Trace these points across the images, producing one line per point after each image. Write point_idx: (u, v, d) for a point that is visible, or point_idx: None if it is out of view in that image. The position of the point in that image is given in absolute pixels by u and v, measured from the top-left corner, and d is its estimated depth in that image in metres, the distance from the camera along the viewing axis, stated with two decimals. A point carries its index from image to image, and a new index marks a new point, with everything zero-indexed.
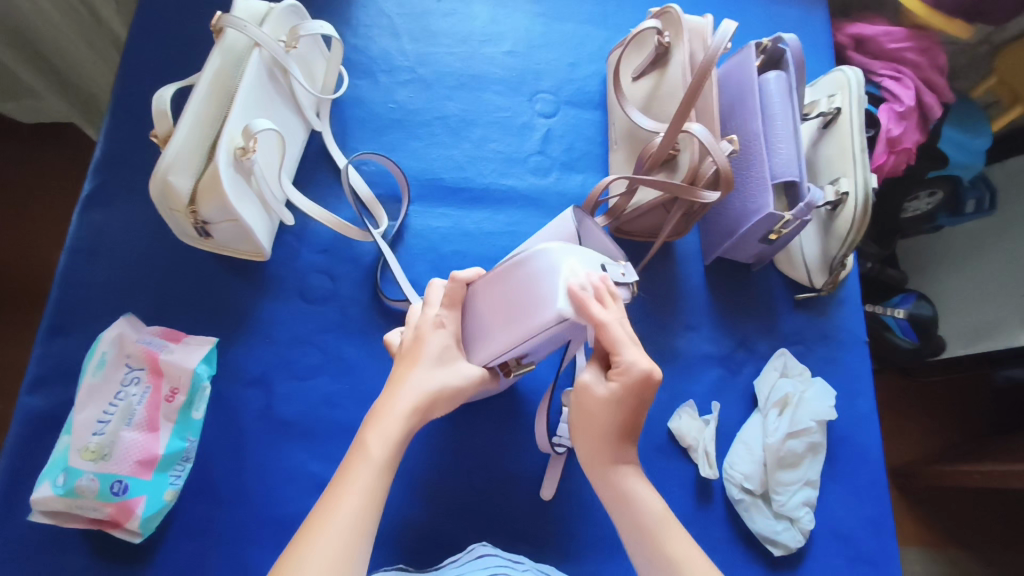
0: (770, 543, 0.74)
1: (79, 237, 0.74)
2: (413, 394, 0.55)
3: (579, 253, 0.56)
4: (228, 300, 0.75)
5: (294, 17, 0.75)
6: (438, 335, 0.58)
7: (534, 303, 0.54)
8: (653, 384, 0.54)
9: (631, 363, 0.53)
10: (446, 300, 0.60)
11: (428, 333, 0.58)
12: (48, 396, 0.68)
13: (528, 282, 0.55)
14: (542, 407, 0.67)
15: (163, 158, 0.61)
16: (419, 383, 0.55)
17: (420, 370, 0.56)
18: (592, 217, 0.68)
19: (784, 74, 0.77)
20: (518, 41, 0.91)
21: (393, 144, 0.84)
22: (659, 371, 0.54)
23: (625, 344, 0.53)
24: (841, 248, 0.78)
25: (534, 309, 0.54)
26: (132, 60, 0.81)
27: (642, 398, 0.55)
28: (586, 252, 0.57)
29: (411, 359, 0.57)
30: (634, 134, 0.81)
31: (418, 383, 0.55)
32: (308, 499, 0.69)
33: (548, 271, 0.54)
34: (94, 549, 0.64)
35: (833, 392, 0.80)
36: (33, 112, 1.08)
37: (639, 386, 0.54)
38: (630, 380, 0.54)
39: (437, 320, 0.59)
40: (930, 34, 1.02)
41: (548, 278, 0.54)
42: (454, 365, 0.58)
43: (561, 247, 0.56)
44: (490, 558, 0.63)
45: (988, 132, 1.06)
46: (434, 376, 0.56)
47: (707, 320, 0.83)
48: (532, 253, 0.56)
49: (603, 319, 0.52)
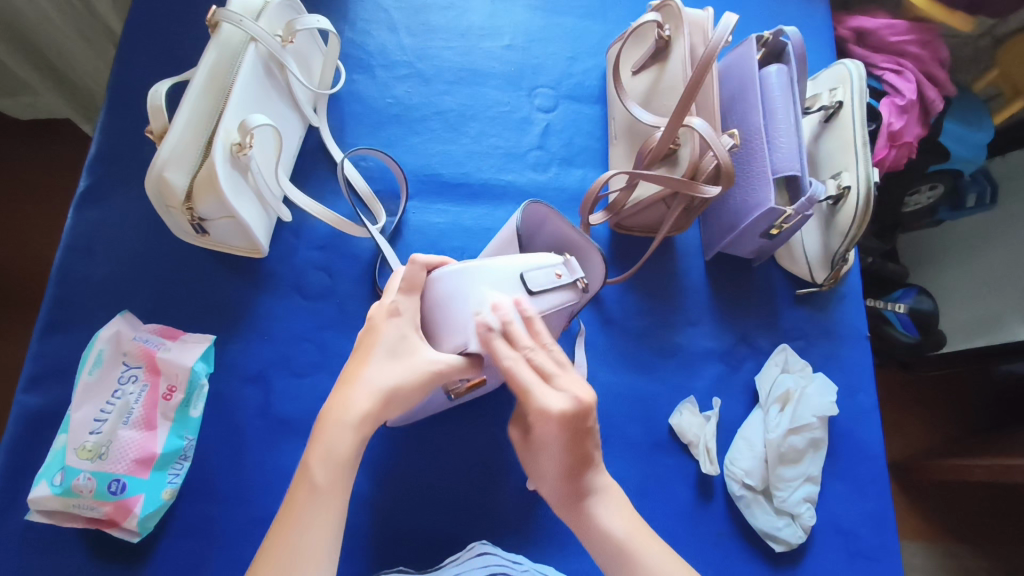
0: (771, 539, 0.74)
1: (75, 234, 0.73)
2: (367, 392, 0.52)
3: (486, 269, 0.57)
4: (226, 296, 0.74)
5: (291, 11, 0.74)
6: (394, 324, 0.55)
7: (452, 325, 0.56)
8: (578, 418, 0.52)
9: (540, 410, 0.51)
10: (404, 286, 0.57)
11: (383, 323, 0.55)
12: (45, 394, 0.68)
13: (439, 304, 0.57)
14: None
15: (159, 154, 0.61)
16: (373, 380, 0.52)
17: (374, 364, 0.53)
18: (545, 214, 0.68)
19: (785, 67, 0.76)
20: (517, 35, 0.90)
21: (391, 139, 0.83)
22: (582, 402, 0.52)
23: (536, 384, 0.52)
24: (843, 243, 0.77)
25: (456, 323, 0.56)
26: (127, 55, 0.80)
27: (577, 432, 0.53)
28: (496, 264, 0.58)
29: (364, 353, 0.54)
30: (633, 127, 0.80)
31: (373, 380, 0.52)
32: None
33: (457, 288, 0.57)
34: (92, 548, 0.64)
35: (833, 387, 0.79)
36: (30, 108, 1.07)
37: (557, 425, 0.52)
38: (547, 423, 0.52)
39: (393, 307, 0.56)
40: (932, 27, 1.01)
41: (459, 296, 0.56)
42: (411, 357, 0.54)
43: (465, 266, 0.57)
44: (487, 558, 0.62)
45: (989, 126, 1.06)
46: (388, 371, 0.53)
47: (707, 315, 0.83)
48: (437, 276, 0.58)
49: (509, 363, 0.52)
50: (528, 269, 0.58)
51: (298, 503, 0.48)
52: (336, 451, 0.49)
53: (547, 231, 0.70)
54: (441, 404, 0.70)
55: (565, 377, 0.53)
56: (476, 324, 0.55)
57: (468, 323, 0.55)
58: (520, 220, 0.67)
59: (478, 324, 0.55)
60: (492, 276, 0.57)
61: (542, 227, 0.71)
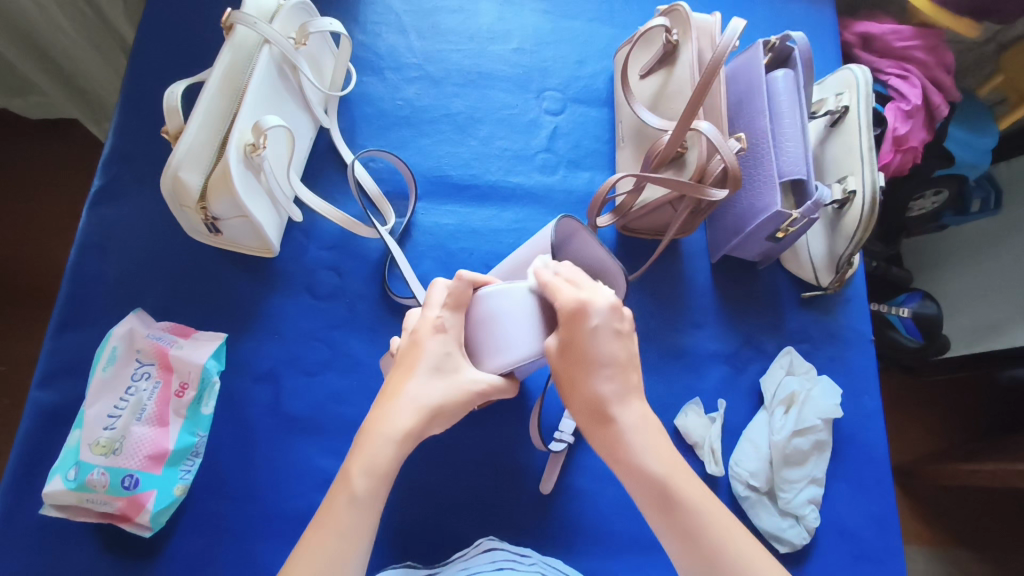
0: (776, 540, 0.74)
1: (89, 233, 0.74)
2: (410, 407, 0.52)
3: (530, 289, 0.58)
4: (236, 296, 0.75)
5: (304, 13, 0.75)
6: (439, 340, 0.55)
7: (499, 346, 0.57)
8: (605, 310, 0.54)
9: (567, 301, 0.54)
10: (450, 301, 0.57)
11: (427, 338, 0.55)
12: (59, 390, 0.69)
13: (484, 325, 0.58)
14: (534, 406, 0.68)
15: (175, 154, 0.62)
16: (416, 396, 0.53)
17: (419, 380, 0.53)
18: (581, 229, 0.67)
19: (791, 72, 0.77)
20: (526, 38, 0.91)
21: (400, 141, 0.84)
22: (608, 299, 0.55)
23: (563, 288, 0.55)
24: (848, 247, 0.78)
25: (503, 345, 0.57)
26: (140, 56, 0.81)
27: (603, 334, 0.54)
28: (538, 285, 0.59)
29: (407, 367, 0.54)
30: (641, 131, 0.80)
31: (417, 395, 0.53)
32: (316, 493, 0.69)
33: (505, 313, 0.58)
34: (104, 542, 0.65)
35: (838, 391, 0.80)
36: (40, 107, 1.08)
37: (585, 316, 0.54)
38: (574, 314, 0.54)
39: (439, 322, 0.56)
40: (937, 33, 1.02)
41: (508, 319, 0.58)
42: (455, 375, 0.55)
43: (511, 287, 0.58)
44: (497, 553, 0.63)
45: (994, 131, 1.07)
46: (431, 389, 0.53)
47: (713, 317, 0.84)
48: (485, 295, 0.58)
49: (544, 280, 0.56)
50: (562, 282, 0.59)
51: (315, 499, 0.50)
52: (349, 464, 0.50)
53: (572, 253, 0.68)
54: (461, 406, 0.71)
55: (591, 284, 0.57)
56: (525, 347, 0.57)
57: (515, 345, 0.57)
58: (552, 235, 0.66)
59: (530, 348, 0.57)
60: (536, 297, 0.58)
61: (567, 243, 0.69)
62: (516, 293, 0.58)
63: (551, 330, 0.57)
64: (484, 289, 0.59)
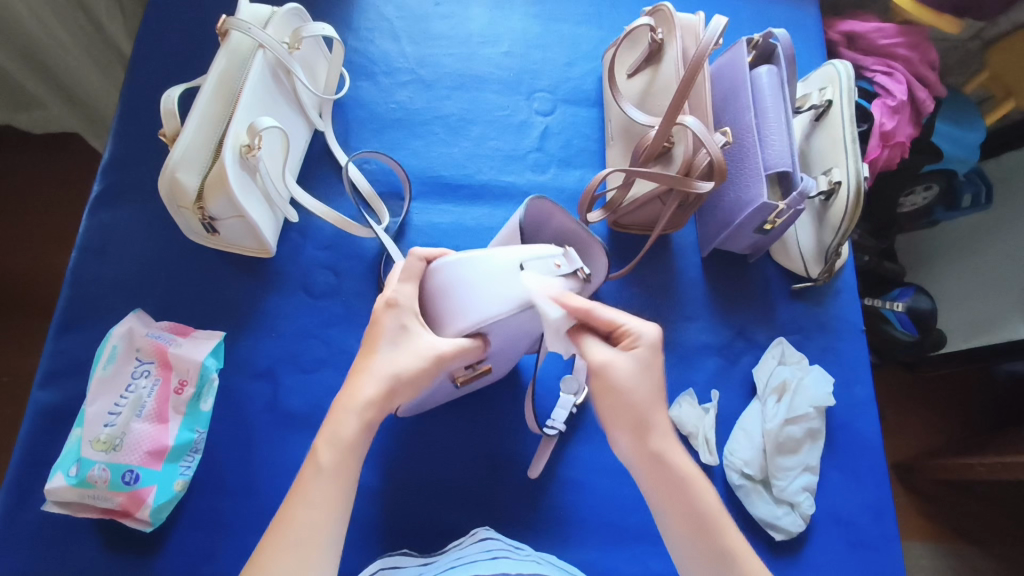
0: (771, 528, 0.74)
1: (89, 235, 0.76)
2: (373, 379, 0.54)
3: (485, 256, 0.58)
4: (232, 295, 0.76)
5: (296, 19, 0.77)
6: (394, 315, 0.57)
7: (456, 311, 0.57)
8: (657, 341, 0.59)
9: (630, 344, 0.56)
10: (402, 275, 0.59)
11: (385, 314, 0.57)
12: (61, 390, 0.70)
13: (441, 294, 0.58)
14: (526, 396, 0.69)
15: (171, 156, 0.64)
16: (380, 367, 0.55)
17: (381, 355, 0.56)
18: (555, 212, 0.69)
19: (775, 68, 0.79)
20: (516, 42, 0.93)
21: (393, 143, 0.86)
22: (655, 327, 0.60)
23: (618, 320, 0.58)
24: (835, 237, 0.79)
25: (461, 311, 0.57)
26: (138, 64, 0.83)
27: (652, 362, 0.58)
28: (492, 253, 0.58)
29: (369, 346, 0.56)
30: (629, 129, 0.82)
31: (380, 368, 0.55)
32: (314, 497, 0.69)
33: (458, 280, 0.57)
34: (105, 539, 0.66)
35: (830, 378, 0.80)
36: (43, 123, 1.11)
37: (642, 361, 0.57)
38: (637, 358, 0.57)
39: (393, 297, 0.58)
40: (920, 30, 1.04)
41: (462, 283, 0.57)
42: (414, 343, 0.56)
43: (464, 255, 0.58)
44: (492, 541, 0.64)
45: (981, 126, 1.09)
46: (394, 359, 0.55)
47: (705, 310, 0.85)
48: (439, 266, 0.59)
49: (586, 306, 0.57)
50: (528, 257, 0.58)
51: (303, 487, 0.51)
52: (335, 437, 0.52)
53: (550, 232, 0.72)
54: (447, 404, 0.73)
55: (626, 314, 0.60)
56: (480, 309, 0.56)
57: (470, 309, 0.56)
58: (524, 215, 0.68)
59: (482, 310, 0.56)
60: (492, 265, 0.57)
61: (545, 225, 0.71)
62: (469, 259, 0.57)
63: (507, 296, 0.55)
64: (438, 262, 0.59)
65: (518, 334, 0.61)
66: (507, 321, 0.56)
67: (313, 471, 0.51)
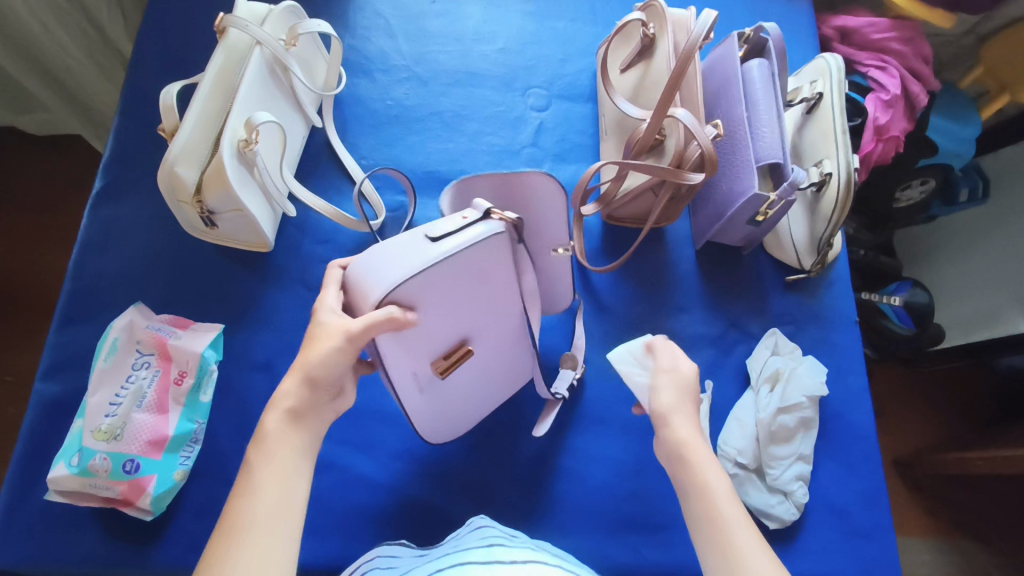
0: (765, 517, 0.75)
1: (91, 231, 0.77)
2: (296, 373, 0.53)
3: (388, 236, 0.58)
4: (231, 288, 0.77)
5: (293, 17, 0.78)
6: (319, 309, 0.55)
7: (371, 289, 0.55)
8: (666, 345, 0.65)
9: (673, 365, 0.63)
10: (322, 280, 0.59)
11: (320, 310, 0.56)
12: (63, 382, 0.71)
13: (356, 282, 0.57)
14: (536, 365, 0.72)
15: (170, 151, 0.65)
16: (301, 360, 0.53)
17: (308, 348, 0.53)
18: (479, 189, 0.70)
19: (766, 62, 0.80)
20: (511, 39, 0.94)
21: (390, 139, 0.87)
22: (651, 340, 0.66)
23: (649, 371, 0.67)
24: (827, 228, 0.80)
25: (375, 285, 0.55)
26: (138, 63, 0.84)
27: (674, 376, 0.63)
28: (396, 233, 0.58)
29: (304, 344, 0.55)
30: (623, 122, 0.83)
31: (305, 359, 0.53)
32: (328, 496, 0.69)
33: (369, 263, 0.56)
34: (106, 527, 0.67)
35: (823, 369, 0.81)
36: (46, 124, 1.12)
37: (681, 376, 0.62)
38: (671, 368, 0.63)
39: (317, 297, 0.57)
40: (913, 24, 1.05)
41: (371, 264, 0.56)
42: (331, 324, 0.54)
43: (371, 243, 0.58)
44: (487, 529, 0.65)
45: (977, 120, 1.10)
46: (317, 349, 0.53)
47: (699, 301, 0.85)
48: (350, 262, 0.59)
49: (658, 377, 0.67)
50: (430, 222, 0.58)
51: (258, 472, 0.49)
52: None
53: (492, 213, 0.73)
54: (453, 420, 0.72)
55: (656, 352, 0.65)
56: (390, 275, 0.54)
57: (382, 280, 0.55)
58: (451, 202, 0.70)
59: (394, 274, 0.54)
60: (395, 239, 0.57)
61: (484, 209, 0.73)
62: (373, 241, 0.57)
63: (411, 254, 0.55)
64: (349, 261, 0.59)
65: (450, 297, 0.59)
66: (423, 279, 0.55)
67: (263, 452, 0.50)
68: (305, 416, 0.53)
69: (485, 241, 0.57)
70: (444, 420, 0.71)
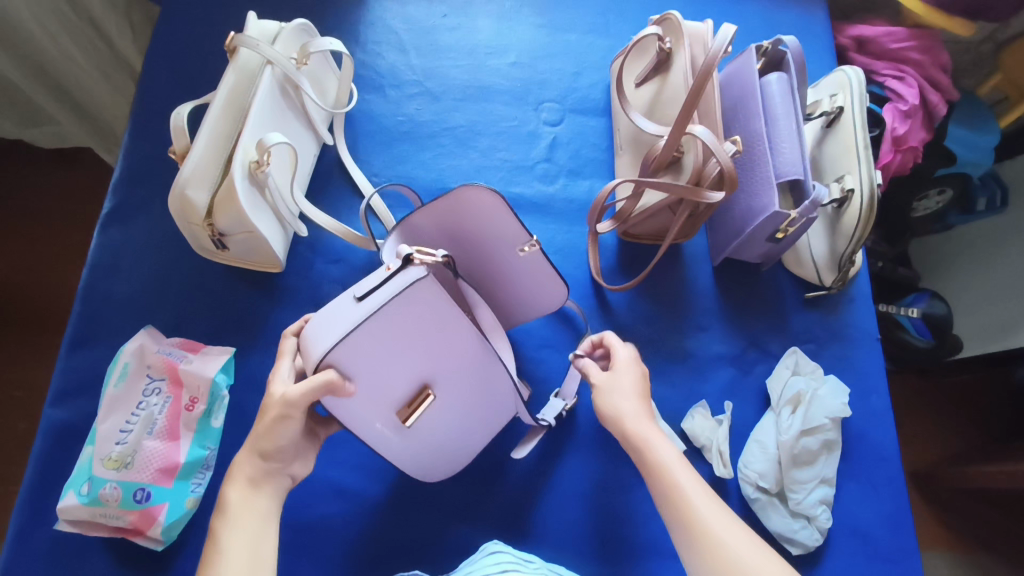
0: (788, 542, 0.74)
1: (100, 253, 0.76)
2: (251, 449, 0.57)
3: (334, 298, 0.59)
4: (242, 310, 0.76)
5: (304, 35, 0.77)
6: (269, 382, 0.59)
7: (312, 354, 0.56)
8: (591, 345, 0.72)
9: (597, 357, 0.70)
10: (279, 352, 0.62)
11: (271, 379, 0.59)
12: (73, 408, 0.70)
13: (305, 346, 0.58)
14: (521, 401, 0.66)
15: (181, 173, 0.64)
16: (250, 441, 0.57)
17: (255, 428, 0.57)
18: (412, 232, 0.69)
19: (785, 76, 0.78)
20: (523, 52, 0.93)
21: (402, 156, 0.86)
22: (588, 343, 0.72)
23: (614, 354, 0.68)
24: (849, 245, 0.78)
25: (312, 350, 0.56)
26: (148, 81, 0.83)
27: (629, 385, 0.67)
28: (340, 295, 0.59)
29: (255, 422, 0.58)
30: (639, 137, 0.82)
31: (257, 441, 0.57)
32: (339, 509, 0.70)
33: (313, 326, 0.58)
34: (116, 557, 0.66)
35: (845, 390, 0.79)
36: (56, 138, 1.11)
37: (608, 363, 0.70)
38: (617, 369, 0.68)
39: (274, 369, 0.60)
40: (932, 33, 1.03)
41: (314, 327, 0.57)
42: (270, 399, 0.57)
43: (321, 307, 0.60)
44: (499, 554, 0.62)
45: (994, 130, 1.07)
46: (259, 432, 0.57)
47: (717, 320, 0.84)
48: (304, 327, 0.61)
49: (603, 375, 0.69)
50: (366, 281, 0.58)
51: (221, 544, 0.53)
52: None
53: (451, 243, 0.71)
54: (445, 459, 0.70)
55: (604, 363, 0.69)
56: (323, 340, 0.55)
57: (318, 344, 0.56)
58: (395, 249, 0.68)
59: (325, 339, 0.55)
60: (333, 302, 0.58)
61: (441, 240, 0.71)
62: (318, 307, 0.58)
63: (342, 318, 0.56)
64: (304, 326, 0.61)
65: (392, 347, 0.58)
66: (355, 340, 0.55)
67: (225, 520, 0.54)
68: (263, 481, 0.57)
69: (409, 291, 0.56)
70: (432, 458, 0.69)
